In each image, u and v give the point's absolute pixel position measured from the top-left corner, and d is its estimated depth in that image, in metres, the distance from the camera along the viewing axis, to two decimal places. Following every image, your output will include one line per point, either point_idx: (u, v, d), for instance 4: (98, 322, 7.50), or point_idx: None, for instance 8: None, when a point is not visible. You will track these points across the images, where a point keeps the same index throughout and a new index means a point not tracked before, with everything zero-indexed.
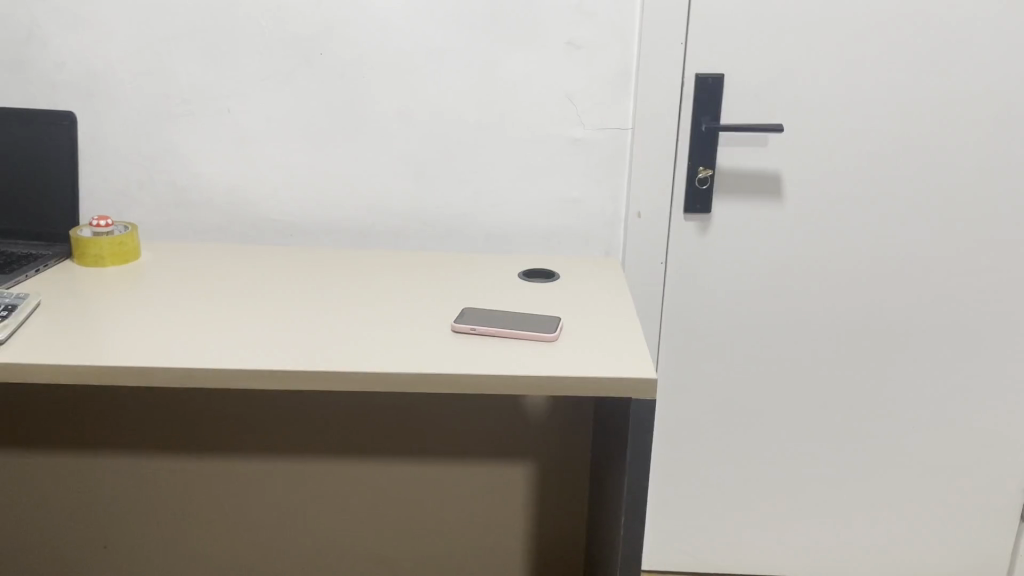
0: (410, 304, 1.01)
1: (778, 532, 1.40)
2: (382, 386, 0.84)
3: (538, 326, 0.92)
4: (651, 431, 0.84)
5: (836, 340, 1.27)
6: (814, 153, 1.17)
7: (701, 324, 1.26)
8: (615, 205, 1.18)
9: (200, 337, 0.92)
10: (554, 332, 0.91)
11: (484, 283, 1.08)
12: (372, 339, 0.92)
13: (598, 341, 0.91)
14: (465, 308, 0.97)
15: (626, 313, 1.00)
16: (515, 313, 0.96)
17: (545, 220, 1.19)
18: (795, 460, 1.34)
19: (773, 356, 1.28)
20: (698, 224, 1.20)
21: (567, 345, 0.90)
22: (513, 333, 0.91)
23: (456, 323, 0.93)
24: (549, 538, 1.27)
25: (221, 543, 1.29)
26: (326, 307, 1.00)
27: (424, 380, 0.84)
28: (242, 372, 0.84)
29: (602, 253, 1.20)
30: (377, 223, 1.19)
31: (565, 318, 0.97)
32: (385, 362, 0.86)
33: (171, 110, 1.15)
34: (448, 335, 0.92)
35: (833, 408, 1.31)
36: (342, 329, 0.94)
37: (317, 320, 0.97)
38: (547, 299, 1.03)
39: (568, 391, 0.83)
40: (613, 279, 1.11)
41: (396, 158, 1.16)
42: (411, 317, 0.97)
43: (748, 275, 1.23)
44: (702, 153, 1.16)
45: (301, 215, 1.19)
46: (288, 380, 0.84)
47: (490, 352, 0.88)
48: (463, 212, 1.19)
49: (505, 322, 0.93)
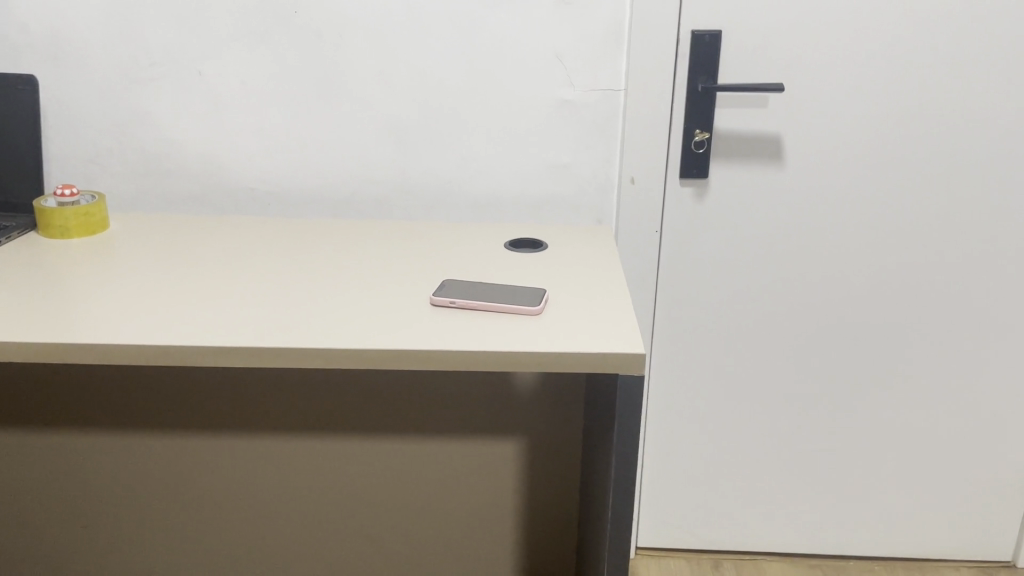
0: (389, 276, 0.96)
1: (777, 508, 1.36)
2: (357, 365, 0.79)
3: (523, 299, 0.87)
4: (641, 410, 0.79)
5: (838, 311, 1.22)
6: (817, 114, 1.11)
7: (696, 296, 1.21)
8: (607, 170, 1.13)
9: (166, 313, 0.87)
10: (538, 305, 0.86)
11: (469, 253, 1.03)
12: (347, 314, 0.87)
13: (585, 314, 0.86)
14: (446, 280, 0.92)
15: (617, 285, 0.94)
16: (497, 285, 0.91)
17: (534, 188, 1.14)
18: (794, 434, 1.30)
19: (771, 329, 1.23)
20: (694, 190, 1.14)
21: (553, 319, 0.84)
22: (496, 307, 0.86)
23: (434, 298, 0.87)
24: (541, 516, 1.24)
25: (204, 522, 1.25)
26: (300, 279, 0.96)
27: (399, 357, 0.79)
28: (206, 349, 0.79)
29: (594, 221, 1.15)
30: (359, 192, 1.14)
31: (551, 290, 0.92)
32: (360, 337, 0.81)
33: (140, 73, 1.09)
34: (426, 308, 0.87)
35: (835, 381, 1.26)
36: (316, 304, 0.89)
37: (290, 294, 0.92)
38: (534, 270, 0.98)
39: (551, 367, 0.77)
40: (605, 248, 1.05)
41: (377, 123, 1.11)
42: (390, 290, 0.92)
43: (745, 244, 1.18)
44: (699, 115, 1.09)
45: (278, 183, 1.14)
46: (257, 358, 0.79)
47: (472, 326, 0.83)
48: (448, 180, 1.14)
49: (487, 296, 0.88)
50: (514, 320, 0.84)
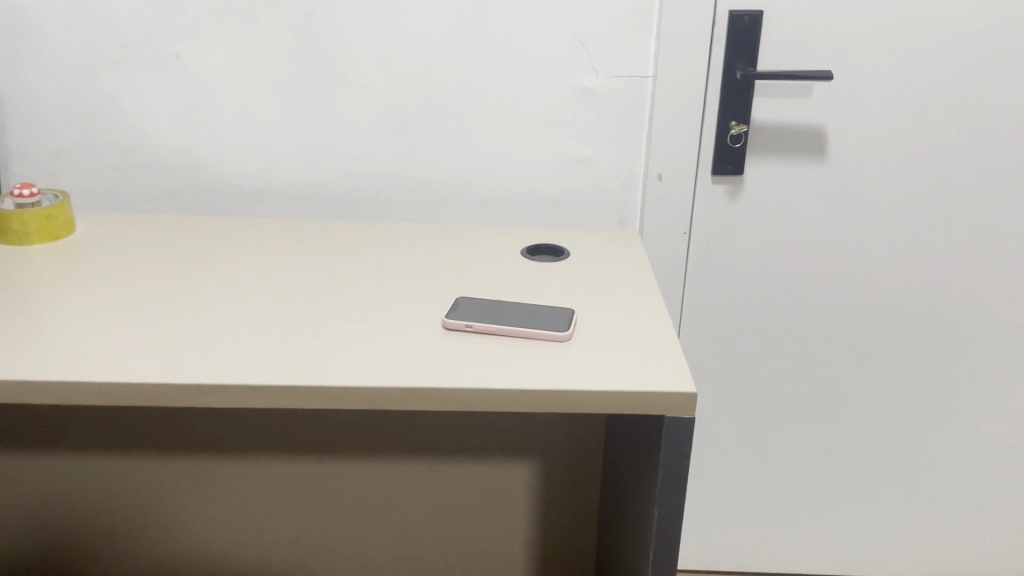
0: (391, 290, 0.84)
1: (804, 527, 1.27)
2: (356, 406, 0.67)
3: (548, 323, 0.75)
4: (688, 457, 0.67)
5: (880, 320, 1.12)
6: (865, 105, 1.00)
7: (724, 303, 1.11)
8: (632, 166, 1.02)
9: (130, 336, 0.74)
10: (568, 330, 0.73)
11: (480, 262, 0.91)
12: (341, 338, 0.74)
13: (620, 338, 0.74)
14: (458, 298, 0.79)
15: (650, 298, 0.83)
16: (518, 305, 0.78)
17: (550, 186, 1.03)
18: (828, 450, 1.21)
19: (805, 338, 1.13)
20: (727, 188, 1.03)
21: (584, 346, 0.72)
22: (518, 332, 0.73)
23: (448, 319, 0.74)
24: (554, 541, 1.14)
25: (188, 550, 1.14)
26: (288, 294, 0.83)
27: (409, 395, 0.66)
28: (179, 386, 0.67)
29: (615, 222, 1.05)
30: (355, 189, 1.03)
31: (576, 306, 0.80)
32: (357, 370, 0.69)
33: (110, 56, 0.97)
34: (435, 330, 0.75)
35: (874, 394, 1.17)
36: (306, 325, 0.77)
37: (276, 312, 0.79)
38: (556, 283, 0.86)
39: (587, 408, 0.66)
40: (631, 255, 0.94)
41: (375, 112, 0.99)
42: (391, 307, 0.81)
43: (780, 247, 1.07)
44: (735, 105, 0.98)
45: (265, 179, 1.03)
46: (236, 397, 0.67)
47: (491, 358, 0.70)
48: (455, 177, 1.02)
49: (508, 318, 0.76)
50: (538, 348, 0.72)
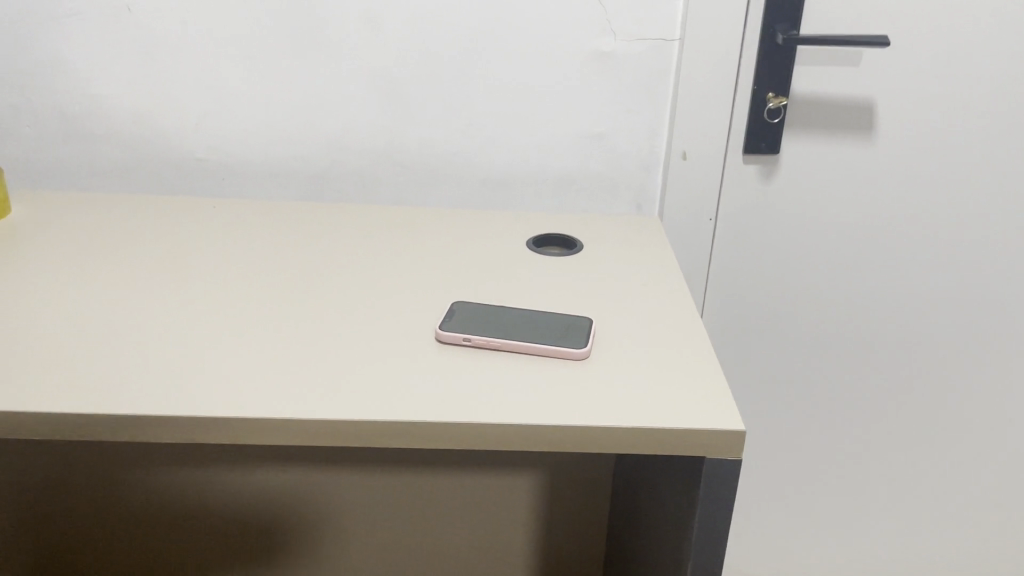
0: (375, 288, 0.73)
1: (828, 532, 1.18)
2: (329, 442, 0.55)
3: (561, 337, 0.62)
4: (728, 503, 0.56)
5: (927, 318, 1.01)
6: (922, 77, 0.87)
7: (752, 297, 0.99)
8: (652, 142, 0.90)
9: (59, 343, 0.62)
10: (586, 344, 0.62)
11: (478, 255, 0.79)
12: (313, 350, 0.62)
13: (646, 355, 0.62)
14: (454, 302, 0.67)
15: (677, 301, 0.71)
16: (527, 313, 0.66)
17: (558, 164, 0.91)
18: (859, 455, 1.11)
19: (837, 337, 1.02)
20: (759, 169, 0.91)
21: (604, 365, 0.60)
22: (527, 348, 0.61)
23: (441, 332, 0.62)
24: (559, 552, 1.05)
25: (156, 554, 1.04)
26: (253, 292, 0.71)
27: (393, 432, 0.54)
28: (110, 419, 0.55)
29: (632, 205, 0.93)
30: (338, 166, 0.91)
31: (592, 313, 0.68)
32: (332, 395, 0.57)
33: (51, 8, 0.83)
34: (425, 340, 0.63)
35: (914, 397, 1.06)
36: (272, 335, 0.65)
37: (238, 315, 0.67)
38: (567, 283, 0.74)
39: (610, 447, 0.54)
40: (653, 246, 0.81)
41: (362, 78, 0.87)
42: (374, 310, 0.69)
43: (816, 236, 0.95)
44: (773, 75, 0.85)
45: (235, 153, 0.90)
46: (181, 432, 0.55)
47: (492, 381, 0.58)
48: (453, 152, 0.90)
49: (513, 328, 0.63)
50: (549, 368, 0.60)
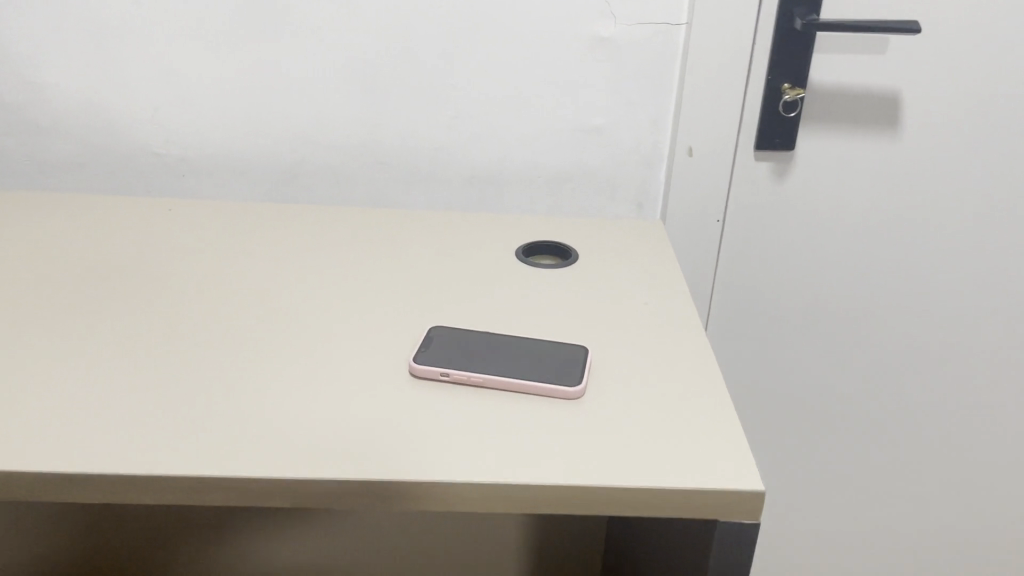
0: (340, 308, 0.63)
1: (850, 561, 1.09)
2: (278, 504, 0.47)
3: (553, 370, 0.54)
4: (743, 568, 0.49)
5: (959, 330, 0.92)
6: (953, 66, 0.78)
7: (764, 306, 0.91)
8: (654, 137, 0.82)
9: None
10: (582, 379, 0.54)
11: (460, 264, 0.70)
12: (267, 384, 0.54)
13: (651, 392, 0.53)
14: (432, 328, 0.58)
15: (686, 321, 0.62)
16: (515, 340, 0.58)
17: (552, 161, 0.83)
18: (884, 478, 1.02)
19: (857, 350, 0.93)
20: (772, 166, 0.83)
21: (601, 405, 0.52)
22: (513, 385, 0.53)
23: (417, 365, 0.54)
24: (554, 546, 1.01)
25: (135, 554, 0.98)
26: (205, 308, 0.63)
27: (353, 493, 0.46)
28: (20, 474, 0.47)
29: (632, 204, 0.85)
30: (311, 162, 0.83)
31: (588, 341, 0.59)
32: (282, 449, 0.48)
33: None
34: (397, 371, 0.55)
35: (943, 416, 0.97)
36: (219, 364, 0.56)
37: (185, 338, 0.59)
38: (560, 301, 0.65)
39: (607, 511, 0.46)
40: (656, 254, 0.72)
41: (337, 67, 0.78)
42: (339, 333, 0.60)
43: (834, 240, 0.87)
44: (789, 64, 0.77)
45: (198, 147, 0.82)
46: (104, 489, 0.47)
47: (472, 426, 0.50)
48: (436, 146, 0.82)
49: (499, 358, 0.56)
50: (539, 408, 0.52)
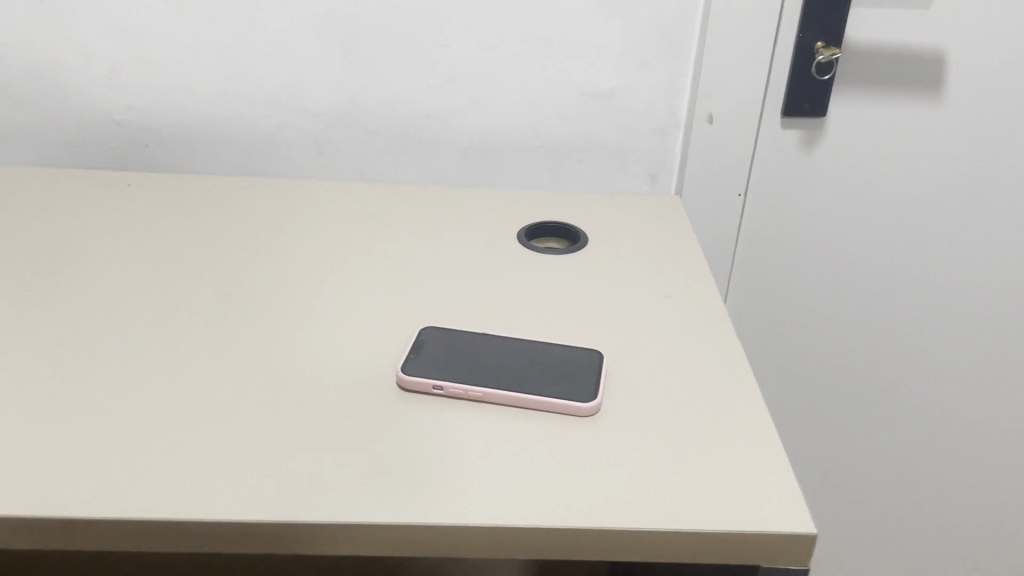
0: (317, 299, 0.56)
1: (868, 549, 1.04)
2: (240, 550, 0.40)
3: (563, 381, 0.47)
4: None
5: (998, 312, 0.84)
6: (1004, 22, 0.70)
7: (787, 286, 0.83)
8: (670, 101, 0.73)
9: None
10: (597, 392, 0.46)
11: (455, 249, 0.62)
12: (232, 394, 0.46)
13: (676, 407, 0.46)
14: (421, 330, 0.51)
15: (712, 315, 0.55)
16: (518, 344, 0.50)
17: (556, 130, 0.75)
18: (908, 465, 0.96)
19: (885, 334, 0.86)
20: (801, 134, 0.74)
21: (619, 424, 0.45)
22: (517, 400, 0.46)
23: (405, 377, 0.46)
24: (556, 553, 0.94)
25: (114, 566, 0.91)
26: (163, 300, 0.55)
27: (329, 538, 0.39)
28: None
29: (644, 175, 0.77)
30: (288, 129, 0.75)
31: (600, 344, 0.52)
32: (246, 482, 0.41)
33: None
34: (381, 379, 0.48)
35: (975, 402, 0.91)
36: (175, 371, 0.48)
37: (137, 336, 0.51)
38: (568, 294, 0.57)
39: (633, 555, 0.40)
40: (675, 233, 0.65)
41: (314, 25, 0.69)
42: (315, 328, 0.52)
43: (866, 216, 0.79)
44: (824, 20, 0.68)
45: (161, 113, 0.74)
46: (27, 534, 0.39)
47: (470, 448, 0.43)
48: (426, 112, 0.74)
49: (500, 365, 0.48)
50: (547, 428, 0.45)
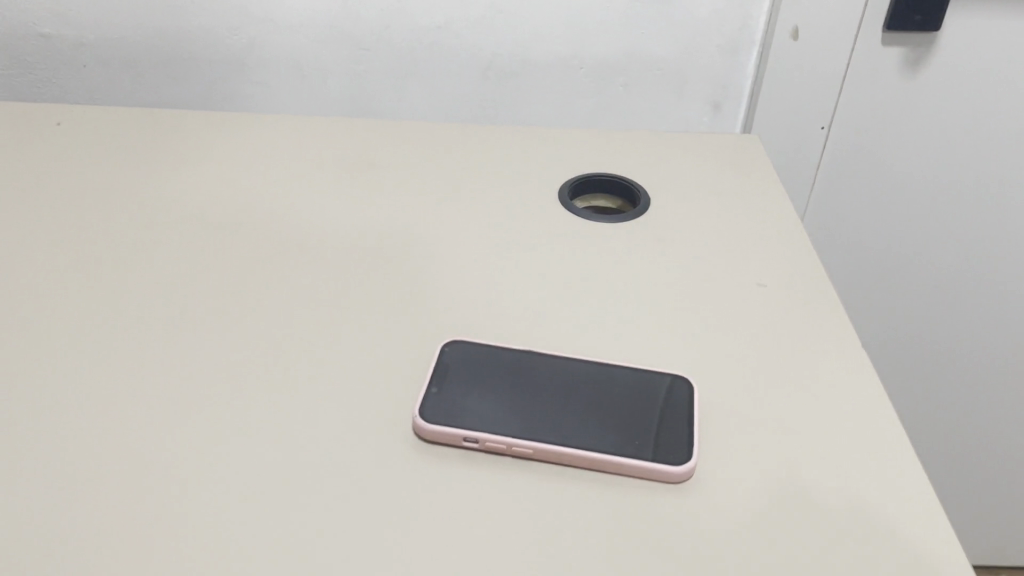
0: (306, 299, 0.42)
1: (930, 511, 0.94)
2: None
3: (642, 430, 0.34)
4: None
5: None
6: None
7: (870, 234, 0.70)
8: (746, 10, 0.58)
9: None
10: (693, 447, 0.34)
11: (483, 218, 0.49)
12: (188, 451, 0.34)
13: (800, 468, 0.34)
14: (445, 345, 0.38)
15: (825, 317, 0.42)
16: (576, 368, 0.37)
17: (599, 47, 0.60)
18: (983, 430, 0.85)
19: (978, 296, 0.73)
20: (904, 55, 0.59)
21: (725, 495, 0.33)
22: (581, 460, 0.33)
23: (426, 426, 0.34)
24: None
25: None
26: (99, 300, 0.42)
27: None
28: None
29: (707, 101, 0.63)
30: (265, 46, 0.59)
31: (684, 365, 0.39)
32: None
33: None
34: (394, 424, 0.35)
35: None
36: (108, 412, 0.36)
37: (61, 358, 0.39)
38: (634, 287, 0.44)
39: None
40: (760, 200, 0.51)
41: None
42: (303, 346, 0.39)
43: (978, 155, 0.64)
44: None
45: (99, 23, 0.58)
46: None
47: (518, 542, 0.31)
48: (438, 25, 0.58)
49: (556, 402, 0.35)
50: (626, 502, 0.32)
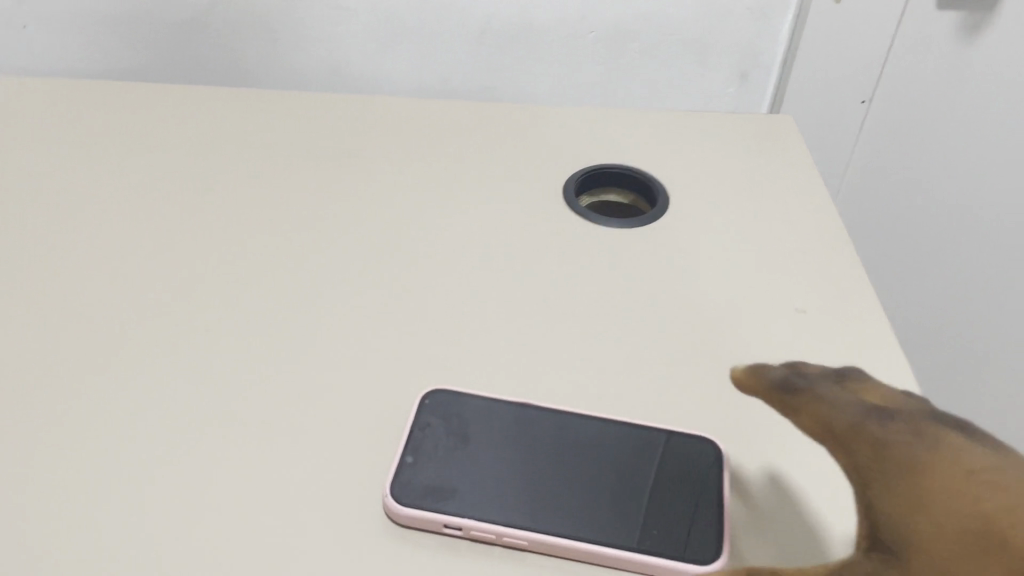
0: (258, 322, 0.36)
1: None
2: None
3: (660, 510, 0.28)
4: None
5: None
6: None
7: (921, 236, 0.61)
8: None
9: None
10: (722, 537, 0.28)
11: (474, 219, 0.42)
12: (107, 524, 0.28)
13: None
14: (427, 396, 0.32)
15: (874, 349, 0.35)
16: (582, 425, 0.31)
17: (613, 9, 0.52)
18: None
19: None
20: None
21: None
22: (583, 554, 0.27)
23: (400, 510, 0.28)
24: None
25: None
26: (16, 315, 0.36)
27: None
28: None
29: (733, 69, 0.55)
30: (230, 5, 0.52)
31: (709, 406, 0.33)
32: None
33: None
34: (359, 501, 0.29)
35: None
36: (14, 469, 0.30)
37: None
38: (650, 306, 0.37)
39: None
40: (798, 197, 0.43)
41: None
42: (256, 383, 0.33)
43: None
44: None
45: None
46: None
47: None
48: None
49: (558, 473, 0.29)
50: None
